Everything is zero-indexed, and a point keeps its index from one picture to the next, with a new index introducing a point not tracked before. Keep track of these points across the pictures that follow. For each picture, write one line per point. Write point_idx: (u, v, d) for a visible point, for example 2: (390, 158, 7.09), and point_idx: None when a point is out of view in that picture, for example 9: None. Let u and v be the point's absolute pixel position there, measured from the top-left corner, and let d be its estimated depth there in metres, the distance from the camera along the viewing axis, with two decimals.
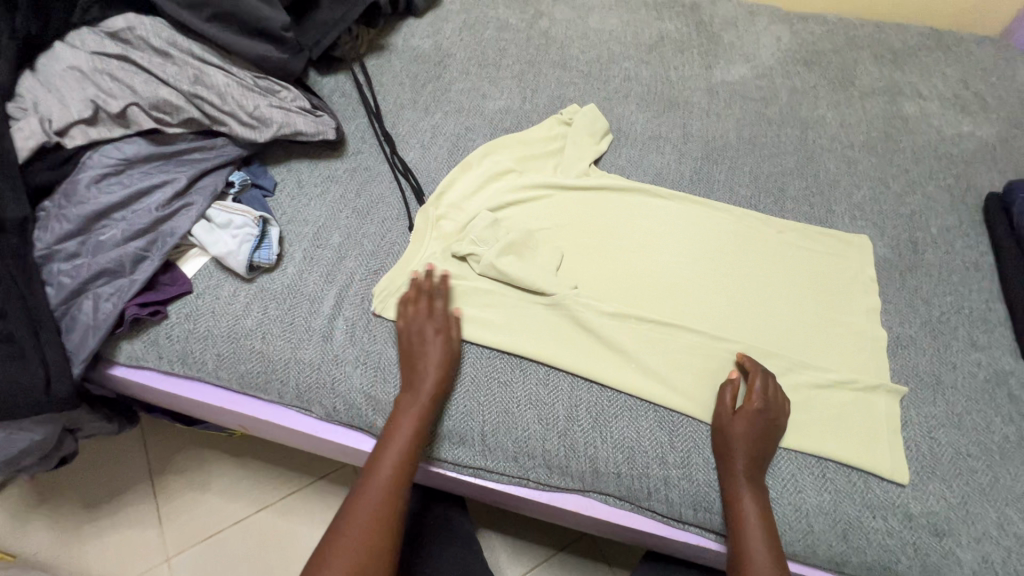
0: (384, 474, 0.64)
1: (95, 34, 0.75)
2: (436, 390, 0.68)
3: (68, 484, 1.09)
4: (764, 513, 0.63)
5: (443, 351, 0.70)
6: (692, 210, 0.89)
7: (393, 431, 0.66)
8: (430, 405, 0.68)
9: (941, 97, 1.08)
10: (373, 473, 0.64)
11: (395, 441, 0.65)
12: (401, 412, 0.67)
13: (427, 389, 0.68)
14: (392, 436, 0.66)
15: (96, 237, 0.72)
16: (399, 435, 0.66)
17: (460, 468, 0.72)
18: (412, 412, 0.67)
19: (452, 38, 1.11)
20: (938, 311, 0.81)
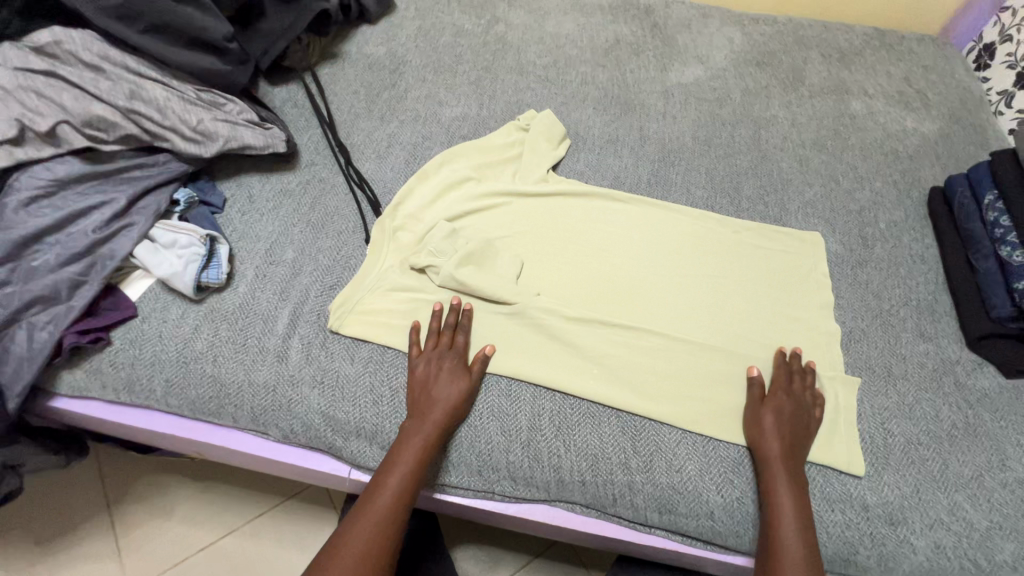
0: (381, 507, 0.61)
1: (18, 49, 0.71)
2: (444, 422, 0.66)
3: (16, 521, 1.03)
4: (801, 500, 0.63)
5: (455, 383, 0.69)
6: (650, 212, 0.89)
7: (394, 460, 0.64)
8: (436, 434, 0.66)
9: (885, 94, 1.12)
10: (369, 504, 0.62)
11: (397, 471, 0.63)
12: (405, 441, 0.65)
13: (435, 417, 0.66)
14: (393, 465, 0.64)
15: (27, 263, 0.68)
16: (399, 464, 0.64)
17: (458, 493, 0.70)
18: (420, 441, 0.65)
19: (407, 44, 1.10)
20: (888, 304, 0.83)
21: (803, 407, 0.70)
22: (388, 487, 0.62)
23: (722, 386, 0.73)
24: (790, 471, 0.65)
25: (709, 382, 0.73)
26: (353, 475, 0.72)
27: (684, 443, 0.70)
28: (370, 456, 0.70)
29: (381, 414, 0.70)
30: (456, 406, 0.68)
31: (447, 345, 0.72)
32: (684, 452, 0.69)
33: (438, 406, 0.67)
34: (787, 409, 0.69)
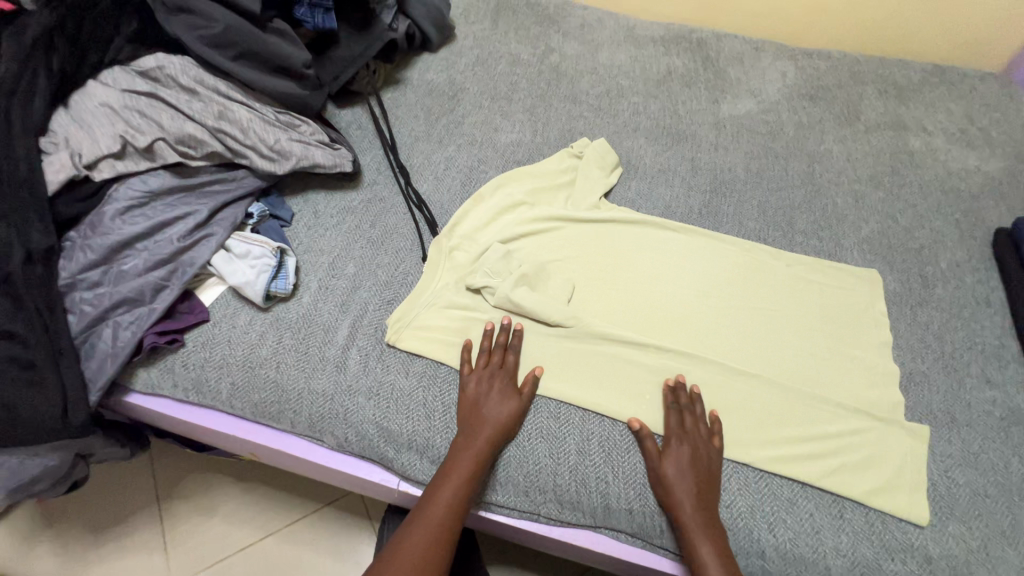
0: (433, 519, 0.63)
1: (127, 73, 0.78)
2: (495, 440, 0.68)
3: (75, 507, 1.09)
4: (724, 567, 0.61)
5: (509, 401, 0.70)
6: (702, 242, 0.90)
7: (447, 474, 0.66)
8: (488, 451, 0.67)
9: (946, 131, 1.10)
10: (424, 517, 0.63)
11: (450, 485, 0.65)
12: (458, 456, 0.67)
13: (486, 435, 0.68)
14: (446, 480, 0.65)
15: (118, 267, 0.73)
16: (451, 479, 0.65)
17: (495, 510, 0.71)
18: (471, 458, 0.67)
19: (466, 72, 1.14)
20: (951, 346, 0.81)
21: (698, 456, 0.67)
22: (441, 500, 0.64)
23: (777, 421, 0.72)
24: (709, 535, 0.63)
25: (762, 416, 0.72)
26: (402, 487, 0.74)
27: (737, 477, 0.69)
28: (420, 469, 0.72)
29: (433, 428, 0.72)
30: (507, 424, 0.69)
31: (497, 364, 0.73)
32: (736, 487, 0.68)
33: (488, 423, 0.69)
34: (685, 459, 0.66)
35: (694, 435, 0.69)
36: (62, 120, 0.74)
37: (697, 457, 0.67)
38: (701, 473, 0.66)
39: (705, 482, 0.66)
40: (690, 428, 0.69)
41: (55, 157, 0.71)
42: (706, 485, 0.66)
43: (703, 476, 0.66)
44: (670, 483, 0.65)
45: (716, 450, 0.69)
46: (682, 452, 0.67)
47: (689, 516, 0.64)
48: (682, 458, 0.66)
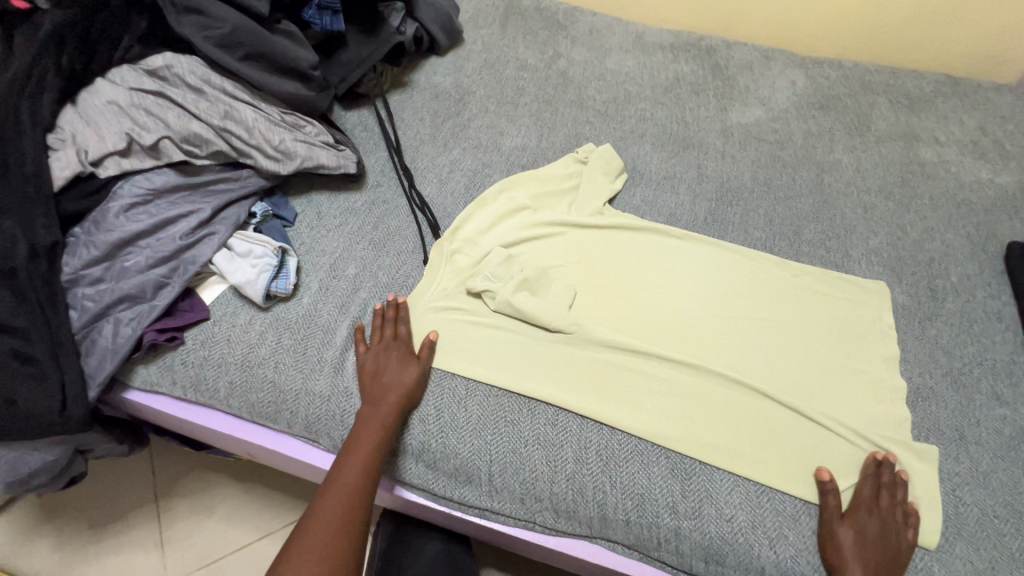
0: (347, 486, 0.63)
1: (135, 72, 0.79)
2: (397, 405, 0.69)
3: (74, 503, 1.09)
4: None
5: (411, 367, 0.72)
6: (706, 250, 0.89)
7: (354, 443, 0.66)
8: (391, 416, 0.69)
9: (958, 142, 1.08)
10: (338, 485, 0.63)
11: (360, 452, 0.65)
12: (364, 425, 0.68)
13: (389, 401, 0.69)
14: (352, 450, 0.66)
15: (121, 264, 0.74)
16: (361, 446, 0.66)
17: (466, 508, 0.72)
18: (374, 425, 0.68)
19: (473, 76, 1.14)
20: (960, 362, 0.79)
21: (888, 531, 0.63)
22: (352, 468, 0.64)
23: (779, 433, 0.71)
24: None
25: (764, 428, 0.71)
26: (397, 491, 0.74)
27: (737, 491, 0.67)
28: (415, 473, 0.71)
29: (428, 432, 0.71)
30: (410, 388, 0.71)
31: (391, 337, 0.75)
32: (736, 501, 0.67)
33: (391, 392, 0.70)
34: (870, 530, 0.63)
35: (890, 507, 0.65)
36: (69, 117, 0.75)
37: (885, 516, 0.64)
38: (885, 549, 0.62)
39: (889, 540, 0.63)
40: (857, 493, 0.66)
41: (61, 153, 0.72)
42: (884, 556, 0.61)
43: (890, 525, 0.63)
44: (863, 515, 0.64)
45: (909, 541, 0.63)
46: (869, 523, 0.63)
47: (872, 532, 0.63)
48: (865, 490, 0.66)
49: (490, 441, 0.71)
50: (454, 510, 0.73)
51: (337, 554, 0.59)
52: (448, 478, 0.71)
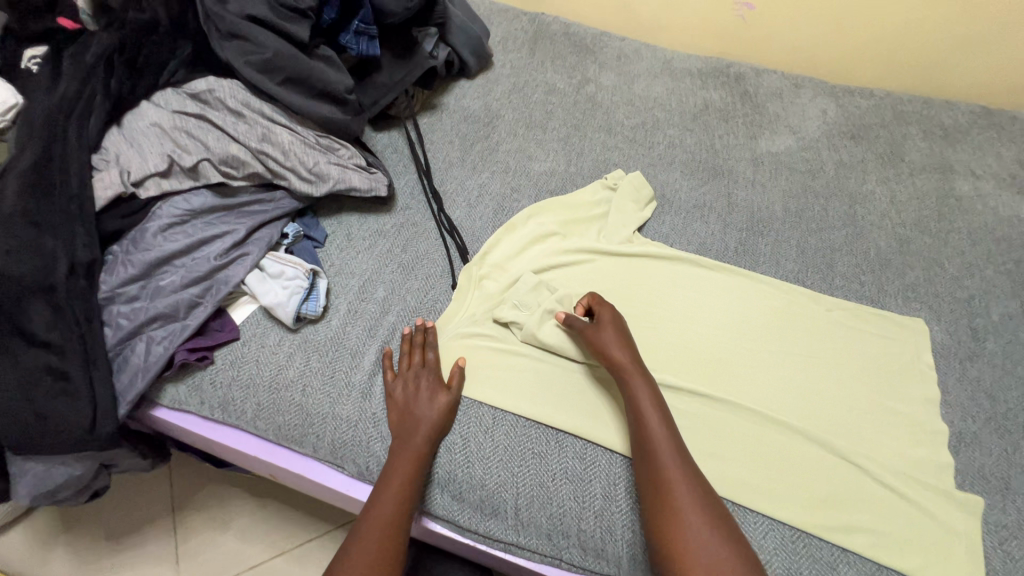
0: (383, 520, 0.63)
1: (178, 95, 0.81)
2: (429, 435, 0.69)
3: (92, 514, 1.09)
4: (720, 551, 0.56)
5: (441, 395, 0.71)
6: (738, 282, 0.88)
7: (388, 476, 0.66)
8: (424, 446, 0.68)
9: (995, 176, 1.06)
10: (374, 519, 0.63)
11: (394, 484, 0.65)
12: (397, 457, 0.67)
13: (421, 431, 0.69)
14: (387, 481, 0.65)
15: (156, 283, 0.75)
16: (394, 479, 0.65)
17: (491, 541, 0.70)
18: (408, 455, 0.67)
19: (501, 99, 1.15)
20: (1004, 406, 0.76)
21: None
22: (386, 500, 0.64)
23: (815, 475, 0.69)
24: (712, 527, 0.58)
25: (800, 471, 0.69)
26: (420, 520, 0.73)
27: (771, 534, 0.65)
28: (440, 503, 0.70)
29: (454, 461, 0.71)
30: (441, 417, 0.70)
31: (420, 363, 0.75)
32: (771, 545, 0.65)
33: (422, 421, 0.69)
34: None
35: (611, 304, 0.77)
36: (114, 138, 0.77)
37: (621, 325, 0.74)
38: None
39: (630, 343, 0.73)
40: None
41: (105, 174, 0.74)
42: None
43: (626, 335, 0.73)
44: (611, 346, 0.71)
45: None
46: None
47: (629, 367, 0.70)
48: (611, 321, 0.74)
49: (517, 473, 0.70)
50: (479, 543, 0.71)
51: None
52: (474, 511, 0.70)
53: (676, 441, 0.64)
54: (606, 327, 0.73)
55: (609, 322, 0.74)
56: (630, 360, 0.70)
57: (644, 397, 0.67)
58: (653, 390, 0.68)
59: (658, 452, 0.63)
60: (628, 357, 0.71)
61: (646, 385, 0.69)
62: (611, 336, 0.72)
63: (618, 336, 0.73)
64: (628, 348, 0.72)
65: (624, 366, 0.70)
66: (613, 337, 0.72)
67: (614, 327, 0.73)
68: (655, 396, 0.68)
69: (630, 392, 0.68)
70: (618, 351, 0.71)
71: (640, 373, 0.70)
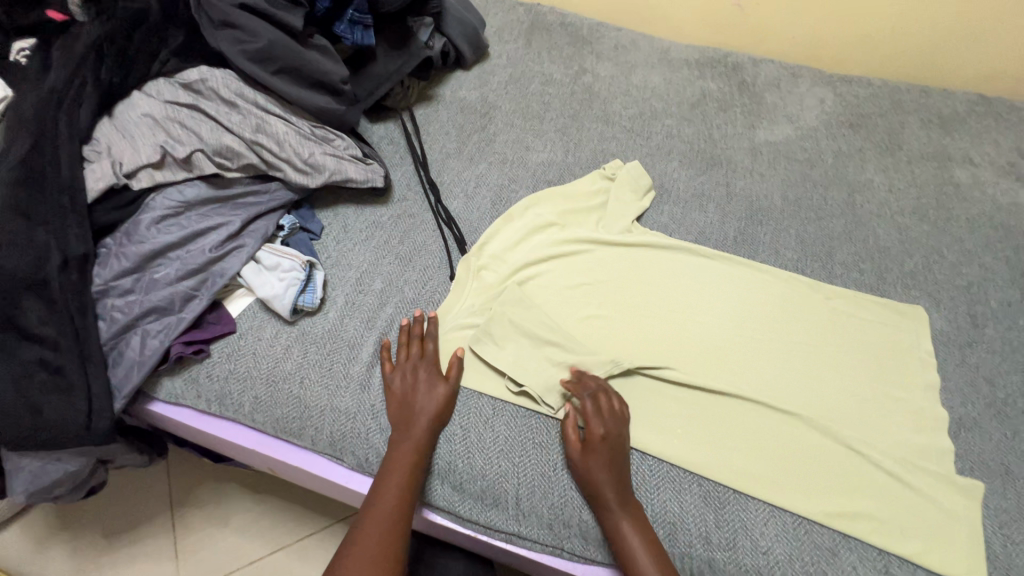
0: (382, 515, 0.62)
1: (170, 85, 0.79)
2: (428, 425, 0.69)
3: (90, 511, 1.09)
4: None
5: (439, 386, 0.71)
6: (738, 271, 0.87)
7: (388, 470, 0.66)
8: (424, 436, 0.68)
9: (993, 163, 1.06)
10: (376, 516, 0.62)
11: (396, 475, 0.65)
12: (396, 452, 0.67)
13: (420, 422, 0.68)
14: (388, 474, 0.65)
15: (150, 276, 0.74)
16: (395, 471, 0.65)
17: (492, 533, 0.69)
18: (407, 448, 0.67)
19: (498, 90, 1.14)
20: (1004, 392, 0.76)
21: None
22: (386, 496, 0.64)
23: (817, 463, 0.69)
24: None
25: (801, 459, 0.69)
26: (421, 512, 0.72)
27: (773, 522, 0.65)
28: (440, 494, 0.70)
29: (454, 452, 0.70)
30: (439, 409, 0.70)
31: (418, 354, 0.74)
32: (772, 532, 0.64)
33: (422, 412, 0.69)
34: None
35: (608, 420, 0.67)
36: (105, 129, 0.76)
37: (614, 450, 0.66)
38: None
39: (621, 467, 0.66)
40: None
41: (97, 165, 0.73)
42: None
43: (617, 460, 0.66)
44: (596, 480, 0.64)
45: None
46: None
47: (612, 503, 0.64)
48: (604, 447, 0.66)
49: (518, 464, 0.69)
50: (480, 534, 0.70)
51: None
52: (475, 502, 0.69)
53: (639, 522, 0.64)
54: (596, 459, 0.65)
55: (600, 450, 0.65)
56: (615, 495, 0.64)
57: (632, 535, 0.62)
58: (640, 528, 0.63)
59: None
60: (614, 492, 0.64)
61: (632, 521, 0.63)
62: (599, 469, 0.65)
63: (609, 467, 0.65)
64: (617, 481, 0.65)
65: (608, 502, 0.64)
66: (602, 470, 0.65)
67: (605, 455, 0.65)
68: (643, 531, 0.63)
69: (616, 533, 0.63)
70: (604, 488, 0.64)
71: (626, 509, 0.64)
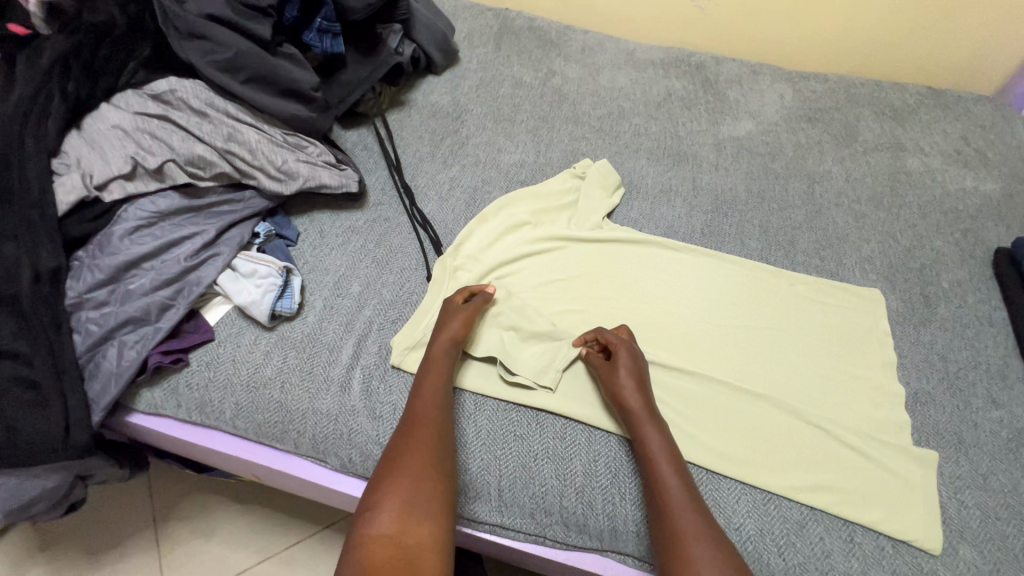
0: (419, 423, 0.66)
1: (140, 96, 0.80)
2: (457, 334, 0.75)
3: (72, 531, 1.07)
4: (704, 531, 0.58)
5: (456, 322, 0.76)
6: (705, 262, 0.91)
7: (420, 386, 0.70)
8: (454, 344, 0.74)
9: (942, 152, 1.12)
10: (415, 424, 0.66)
11: (432, 375, 0.71)
12: (425, 375, 0.71)
13: (448, 330, 0.75)
14: (428, 377, 0.71)
15: (125, 286, 0.74)
16: (432, 372, 0.71)
17: (475, 525, 0.71)
18: (441, 353, 0.73)
19: (469, 94, 1.16)
20: (955, 366, 0.81)
21: None
22: (421, 406, 0.68)
23: (783, 440, 0.72)
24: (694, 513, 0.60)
25: (769, 438, 0.72)
26: None
27: (744, 499, 0.68)
28: None
29: None
30: (457, 342, 0.75)
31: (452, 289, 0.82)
32: (744, 509, 0.67)
33: (450, 322, 0.76)
34: None
35: (631, 345, 0.75)
36: (74, 142, 0.76)
37: (638, 363, 0.73)
38: None
39: (646, 383, 0.72)
40: None
41: (66, 178, 0.72)
42: None
43: (643, 375, 0.72)
44: (621, 386, 0.70)
45: None
46: None
47: (639, 410, 0.68)
48: (627, 359, 0.72)
49: (500, 456, 0.71)
50: (463, 526, 0.71)
51: (424, 489, 0.60)
52: None
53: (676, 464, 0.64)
54: (621, 367, 0.71)
55: (625, 362, 0.72)
56: (639, 401, 0.69)
57: (654, 439, 0.66)
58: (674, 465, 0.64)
59: (664, 486, 0.62)
60: (638, 400, 0.69)
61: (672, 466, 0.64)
62: (622, 377, 0.70)
63: (635, 378, 0.71)
64: (641, 391, 0.70)
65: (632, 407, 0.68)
66: (629, 379, 0.70)
67: (628, 365, 0.72)
68: (667, 441, 0.66)
69: (639, 439, 0.67)
70: (631, 394, 0.69)
71: (651, 417, 0.68)
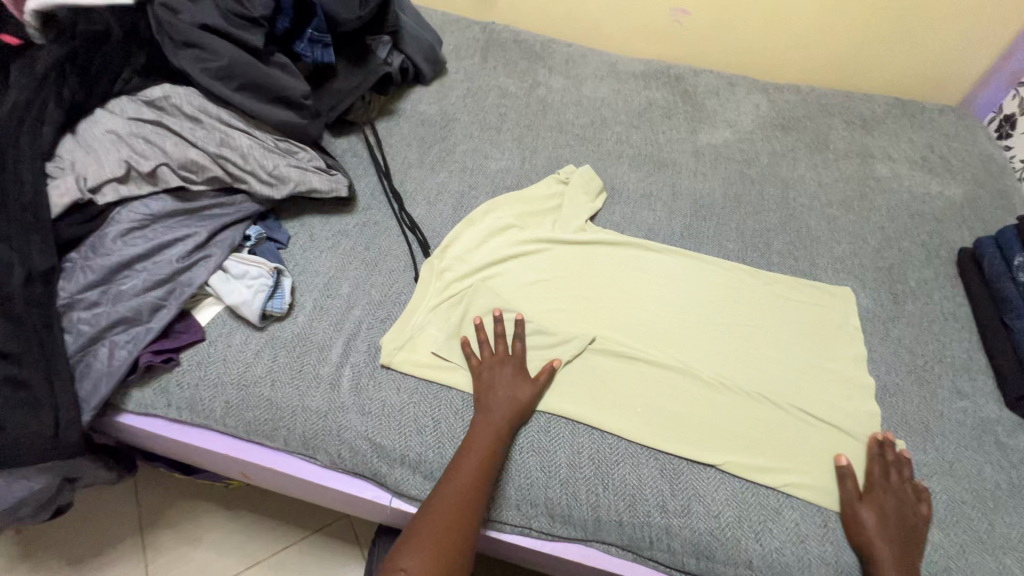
0: (453, 507, 0.65)
1: (133, 103, 0.82)
2: (508, 418, 0.71)
3: (55, 539, 1.06)
4: None
5: (508, 403, 0.72)
6: (684, 262, 0.94)
7: (462, 458, 0.68)
8: (504, 425, 0.71)
9: (909, 159, 1.17)
10: (447, 508, 0.64)
11: (476, 454, 0.68)
12: (463, 457, 0.68)
13: (501, 413, 0.71)
14: (467, 452, 0.68)
15: (117, 287, 0.75)
16: (476, 453, 0.68)
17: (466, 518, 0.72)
18: (488, 432, 0.70)
19: (457, 104, 1.20)
20: (922, 359, 0.85)
21: None
22: (461, 483, 0.66)
23: (761, 430, 0.75)
24: None
25: (747, 430, 0.75)
26: (395, 503, 0.75)
27: (723, 488, 0.71)
28: (413, 484, 0.73)
29: (425, 443, 0.73)
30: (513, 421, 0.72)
31: (504, 352, 0.77)
32: (722, 497, 0.70)
33: (504, 403, 0.72)
34: None
35: (901, 492, 0.69)
36: (68, 145, 0.77)
37: (902, 514, 0.66)
38: None
39: (908, 536, 0.65)
40: None
41: (60, 181, 0.74)
42: None
43: (905, 529, 0.65)
44: (872, 535, 0.65)
45: None
46: None
47: (888, 565, 0.63)
48: (886, 507, 0.67)
49: None
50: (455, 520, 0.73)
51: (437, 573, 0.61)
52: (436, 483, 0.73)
53: None
54: (875, 502, 0.67)
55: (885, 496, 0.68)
56: (888, 543, 0.64)
57: None
58: None
59: None
60: (888, 540, 0.65)
61: None
62: (873, 523, 0.66)
63: (892, 515, 0.66)
64: (899, 546, 0.64)
65: (884, 562, 0.63)
66: (883, 514, 0.66)
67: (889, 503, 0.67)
68: None
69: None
70: (881, 530, 0.65)
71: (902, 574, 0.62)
